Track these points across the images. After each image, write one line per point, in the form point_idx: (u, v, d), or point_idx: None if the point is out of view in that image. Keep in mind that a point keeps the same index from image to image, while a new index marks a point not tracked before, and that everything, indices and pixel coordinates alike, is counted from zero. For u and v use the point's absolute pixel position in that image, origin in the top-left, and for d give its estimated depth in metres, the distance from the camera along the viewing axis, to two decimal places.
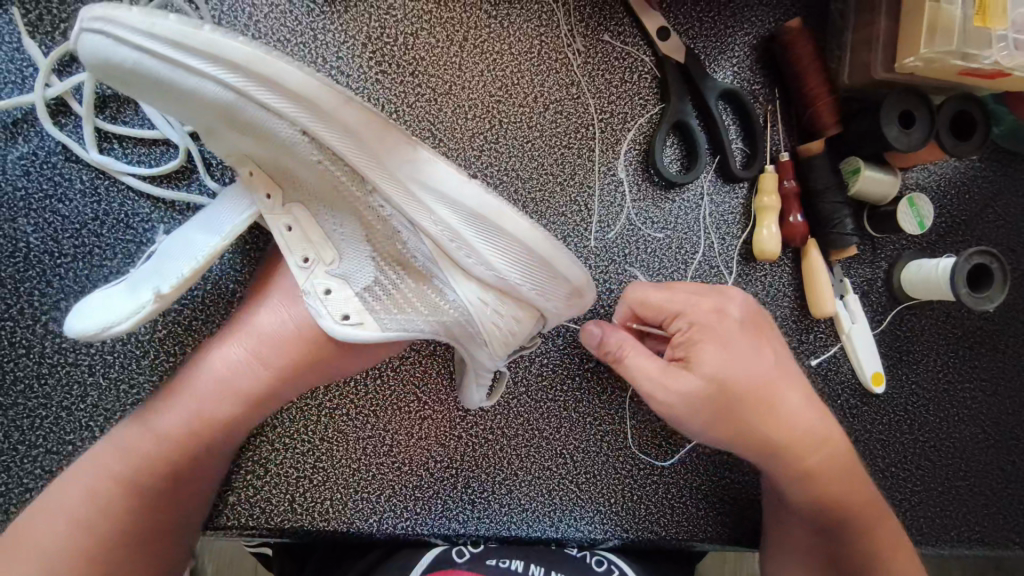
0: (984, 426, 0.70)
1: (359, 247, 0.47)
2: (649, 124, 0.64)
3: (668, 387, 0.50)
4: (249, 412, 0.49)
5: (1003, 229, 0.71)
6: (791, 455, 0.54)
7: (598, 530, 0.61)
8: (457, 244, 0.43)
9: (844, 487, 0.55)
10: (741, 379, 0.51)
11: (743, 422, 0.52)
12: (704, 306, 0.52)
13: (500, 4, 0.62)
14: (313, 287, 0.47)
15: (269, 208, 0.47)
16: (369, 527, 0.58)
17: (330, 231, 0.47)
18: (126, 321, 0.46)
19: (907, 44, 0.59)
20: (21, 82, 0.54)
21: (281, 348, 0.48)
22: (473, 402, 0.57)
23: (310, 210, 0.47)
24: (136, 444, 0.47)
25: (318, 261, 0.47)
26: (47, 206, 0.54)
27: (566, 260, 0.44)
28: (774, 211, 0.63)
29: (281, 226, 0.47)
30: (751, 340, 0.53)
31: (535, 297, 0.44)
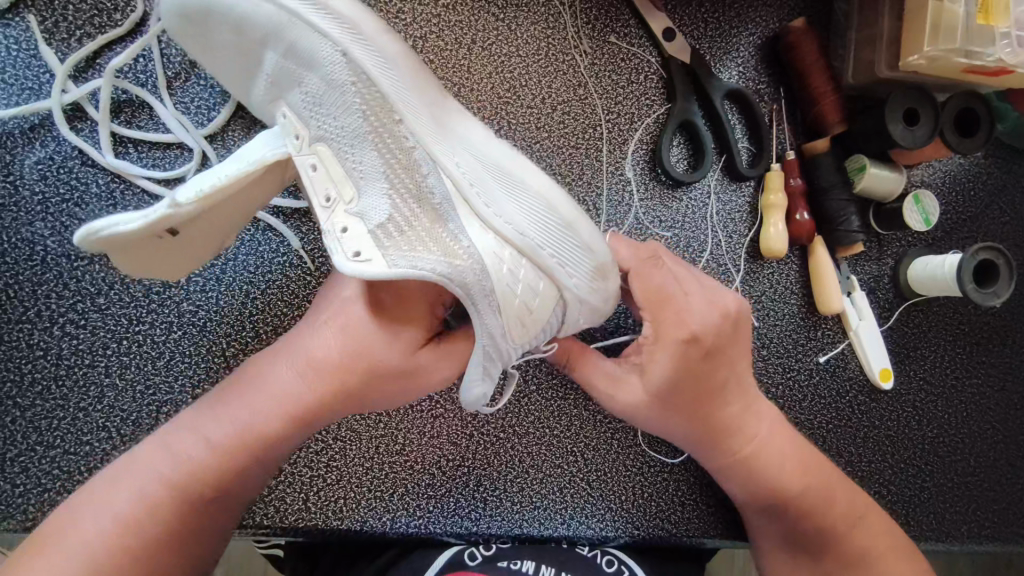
0: (992, 422, 0.70)
1: (377, 180, 0.44)
2: (656, 124, 0.65)
3: (612, 397, 0.53)
4: (298, 432, 0.47)
5: (1009, 226, 0.71)
6: (733, 450, 0.54)
7: (609, 528, 0.61)
8: (484, 189, 0.43)
9: (800, 491, 0.55)
10: (684, 381, 0.51)
11: (689, 417, 0.53)
12: (672, 322, 0.51)
13: (508, 8, 0.62)
14: (333, 227, 0.44)
15: (297, 149, 0.45)
16: (383, 525, 0.58)
17: (350, 168, 0.45)
18: (130, 224, 0.42)
19: (910, 42, 0.59)
20: (38, 88, 0.55)
21: (346, 375, 0.46)
22: (471, 397, 0.48)
23: (334, 147, 0.45)
24: (191, 455, 0.45)
25: (338, 201, 0.45)
26: (63, 210, 0.55)
27: (589, 228, 0.46)
28: (781, 209, 0.64)
29: (307, 164, 0.45)
30: (708, 361, 0.51)
31: (555, 268, 0.45)
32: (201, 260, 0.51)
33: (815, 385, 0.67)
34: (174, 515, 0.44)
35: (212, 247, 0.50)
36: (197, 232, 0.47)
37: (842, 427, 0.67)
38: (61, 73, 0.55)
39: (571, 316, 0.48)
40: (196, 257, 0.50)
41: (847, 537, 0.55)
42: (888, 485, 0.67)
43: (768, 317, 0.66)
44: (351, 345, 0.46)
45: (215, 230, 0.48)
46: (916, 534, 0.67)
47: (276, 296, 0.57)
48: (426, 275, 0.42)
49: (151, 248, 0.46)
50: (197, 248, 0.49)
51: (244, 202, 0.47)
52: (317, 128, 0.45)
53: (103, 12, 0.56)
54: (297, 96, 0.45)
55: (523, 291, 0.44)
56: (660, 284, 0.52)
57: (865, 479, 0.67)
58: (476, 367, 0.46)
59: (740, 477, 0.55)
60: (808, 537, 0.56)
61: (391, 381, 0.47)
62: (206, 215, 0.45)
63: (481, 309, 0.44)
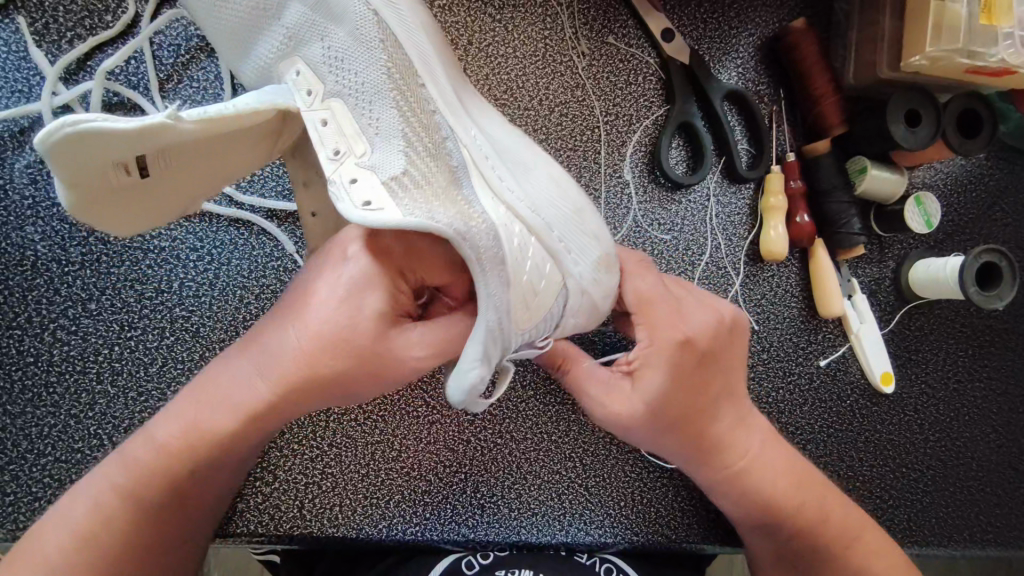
0: (994, 426, 0.69)
1: (393, 137, 0.42)
2: (655, 126, 0.64)
3: (607, 411, 0.51)
4: (255, 429, 0.43)
5: (1012, 228, 0.70)
6: (726, 465, 0.53)
7: (609, 534, 0.61)
8: (495, 158, 0.45)
9: (796, 504, 0.54)
10: (681, 392, 0.50)
11: (682, 432, 0.52)
12: (666, 324, 0.50)
13: (504, 9, 0.62)
14: (340, 177, 0.40)
15: (308, 104, 0.42)
16: (379, 533, 0.57)
17: (365, 124, 0.42)
18: (125, 125, 0.34)
19: (912, 43, 0.59)
20: (28, 91, 0.55)
21: (306, 365, 0.42)
22: (468, 384, 0.40)
23: (349, 104, 0.42)
24: (142, 459, 0.43)
25: (347, 155, 0.41)
26: (54, 215, 0.55)
27: (592, 213, 0.49)
28: (781, 211, 0.63)
29: (314, 119, 0.42)
30: (703, 368, 0.51)
31: (560, 253, 0.44)
32: (139, 213, 0.43)
33: (816, 389, 0.66)
34: (130, 522, 0.43)
35: (166, 199, 0.43)
36: (173, 167, 0.40)
37: (843, 431, 0.66)
38: (52, 75, 0.54)
39: (572, 304, 0.46)
40: (142, 205, 0.43)
41: (846, 549, 0.55)
42: (890, 491, 0.67)
43: (769, 320, 0.65)
44: (310, 334, 0.41)
45: (187, 173, 0.42)
46: (918, 541, 0.67)
47: (270, 301, 0.56)
48: (445, 230, 0.37)
49: (115, 172, 0.38)
50: (152, 193, 0.42)
51: (225, 153, 0.42)
52: (334, 83, 0.43)
53: (93, 14, 0.55)
54: (317, 51, 0.43)
55: (529, 270, 0.42)
56: (650, 288, 0.52)
57: (867, 484, 0.66)
58: (478, 345, 0.39)
59: (736, 492, 0.54)
60: (804, 551, 0.55)
61: (360, 370, 0.42)
62: (191, 148, 0.39)
63: (488, 279, 0.39)
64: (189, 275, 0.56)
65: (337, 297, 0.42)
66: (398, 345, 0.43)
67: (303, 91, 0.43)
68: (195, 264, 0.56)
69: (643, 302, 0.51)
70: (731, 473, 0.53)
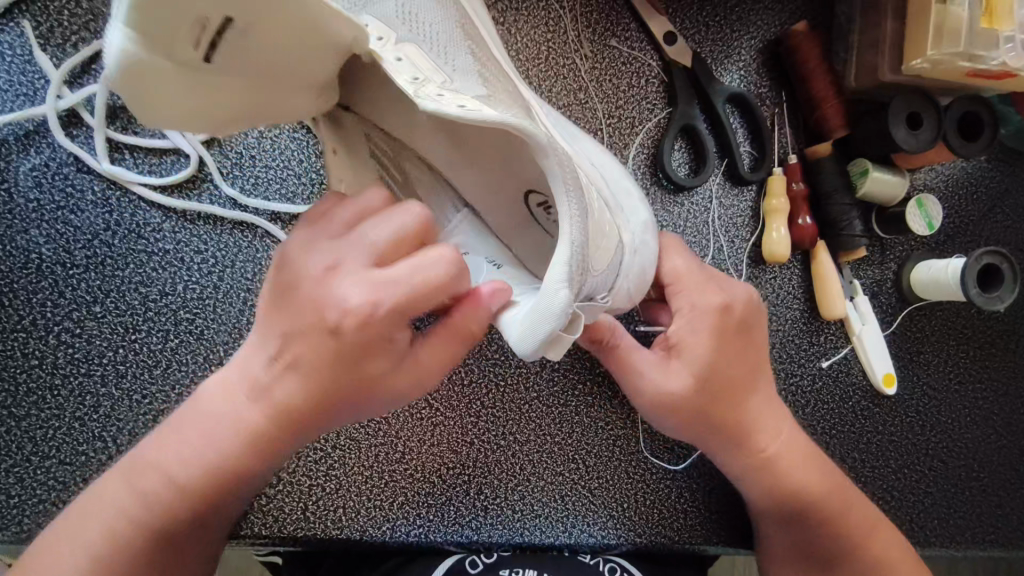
0: (995, 427, 0.70)
1: (473, 79, 0.39)
2: (658, 128, 0.64)
3: (654, 381, 0.51)
4: (260, 462, 0.43)
5: (1012, 229, 0.70)
6: (760, 450, 0.54)
7: (611, 536, 0.61)
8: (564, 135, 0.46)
9: (819, 489, 0.55)
10: (724, 367, 0.51)
11: (723, 412, 0.52)
12: (708, 290, 0.52)
13: (508, 12, 0.62)
14: (427, 94, 0.34)
15: (381, 45, 0.36)
16: (382, 535, 0.57)
17: (442, 61, 0.39)
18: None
19: (915, 46, 0.59)
20: (32, 95, 0.55)
21: (296, 402, 0.40)
22: (546, 332, 0.35)
23: (423, 48, 0.38)
24: (150, 485, 0.43)
25: (428, 81, 0.36)
26: (59, 218, 0.55)
27: (635, 187, 0.52)
28: (783, 214, 0.63)
29: (389, 56, 0.36)
30: (741, 336, 0.52)
31: (616, 213, 0.44)
32: (185, 123, 0.31)
33: (817, 390, 0.66)
34: (145, 537, 0.44)
35: (220, 111, 0.33)
36: (250, 55, 0.31)
37: (844, 433, 0.66)
38: (57, 79, 0.54)
39: (625, 264, 0.44)
40: (193, 109, 0.31)
41: (852, 548, 0.55)
42: (892, 492, 0.67)
43: (771, 322, 0.66)
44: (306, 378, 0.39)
45: (256, 71, 0.33)
46: (920, 542, 0.67)
47: None
48: (535, 136, 0.34)
49: (189, 35, 0.27)
50: (208, 90, 0.31)
51: (302, 61, 0.35)
52: (407, 31, 0.38)
53: (97, 18, 0.55)
54: (388, 7, 0.39)
55: (599, 213, 0.40)
56: (684, 263, 0.53)
57: (869, 485, 0.67)
58: (563, 267, 0.34)
59: (764, 476, 0.54)
60: (818, 545, 0.55)
61: (355, 406, 0.42)
62: (282, 32, 0.31)
63: (572, 202, 0.35)
64: (193, 277, 0.56)
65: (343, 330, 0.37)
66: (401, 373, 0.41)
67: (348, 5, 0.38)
68: (199, 267, 0.56)
69: (683, 274, 0.53)
70: (764, 452, 0.54)
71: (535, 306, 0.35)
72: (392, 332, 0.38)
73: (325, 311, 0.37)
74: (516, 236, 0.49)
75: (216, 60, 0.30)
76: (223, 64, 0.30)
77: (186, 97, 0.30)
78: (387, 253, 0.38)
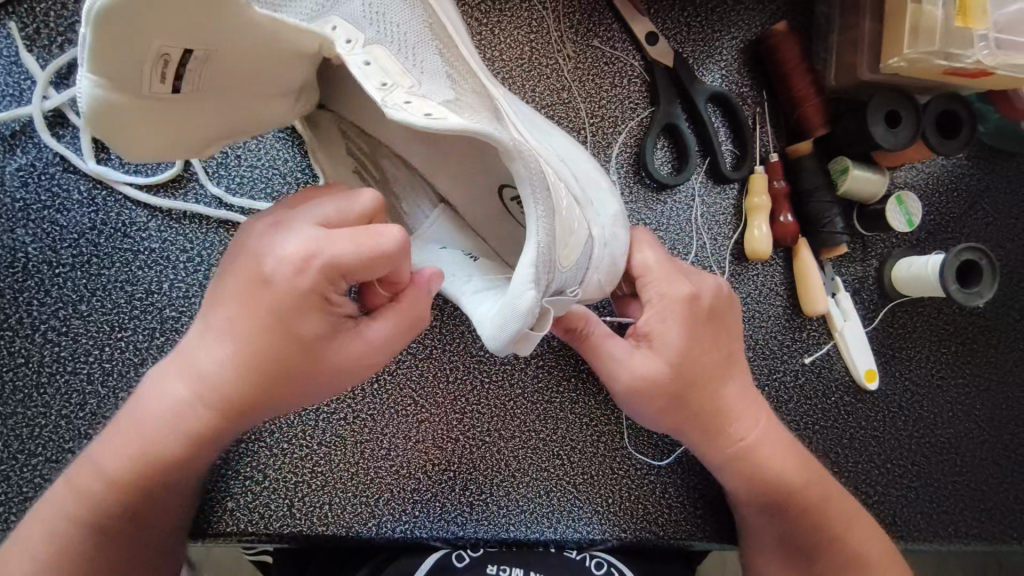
0: (978, 422, 0.70)
1: (439, 79, 0.39)
2: (641, 127, 0.65)
3: (627, 368, 0.51)
4: (196, 452, 0.45)
5: (992, 227, 0.71)
6: (736, 437, 0.55)
7: (596, 531, 0.61)
8: (533, 129, 0.47)
9: (803, 479, 0.56)
10: (697, 355, 0.52)
11: (698, 400, 0.53)
12: (677, 279, 0.53)
13: (491, 13, 0.63)
14: (395, 100, 0.35)
15: (349, 50, 0.37)
16: (368, 531, 0.58)
17: (409, 63, 0.38)
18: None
19: (892, 46, 0.60)
20: (19, 96, 0.55)
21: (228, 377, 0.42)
22: (515, 328, 0.36)
23: (392, 49, 0.38)
24: (80, 482, 0.45)
25: (397, 86, 0.36)
26: (45, 217, 0.56)
27: (604, 178, 0.53)
28: (765, 211, 0.64)
29: (358, 60, 0.36)
30: (710, 324, 0.53)
31: (587, 205, 0.46)
32: (174, 144, 0.38)
33: (801, 386, 0.67)
34: (101, 528, 0.45)
35: (187, 131, 0.38)
36: (218, 74, 0.36)
37: (828, 428, 0.67)
38: (43, 80, 0.55)
39: (595, 257, 0.45)
40: (162, 127, 0.36)
41: (833, 544, 0.56)
42: (876, 486, 0.68)
43: (754, 319, 0.66)
44: (237, 349, 0.41)
45: (221, 91, 0.37)
46: (904, 536, 0.68)
47: None
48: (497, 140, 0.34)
49: (152, 70, 0.33)
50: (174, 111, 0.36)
51: (271, 71, 0.39)
52: (376, 33, 0.39)
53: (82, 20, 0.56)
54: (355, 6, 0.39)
55: (568, 209, 0.41)
56: (657, 255, 0.54)
57: (852, 480, 0.67)
58: (531, 266, 0.36)
59: (745, 465, 0.55)
60: (800, 535, 0.56)
61: (283, 387, 0.42)
62: (245, 56, 0.36)
63: (539, 201, 0.36)
64: (179, 276, 0.57)
65: (275, 293, 0.38)
66: (335, 348, 0.41)
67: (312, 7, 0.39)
68: (184, 266, 0.57)
69: (652, 266, 0.53)
70: (741, 441, 0.55)
71: (503, 303, 0.36)
72: (332, 294, 0.38)
73: (263, 270, 0.38)
74: (489, 224, 0.49)
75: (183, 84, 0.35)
76: (196, 92, 0.36)
77: (171, 122, 0.36)
78: (338, 222, 0.38)
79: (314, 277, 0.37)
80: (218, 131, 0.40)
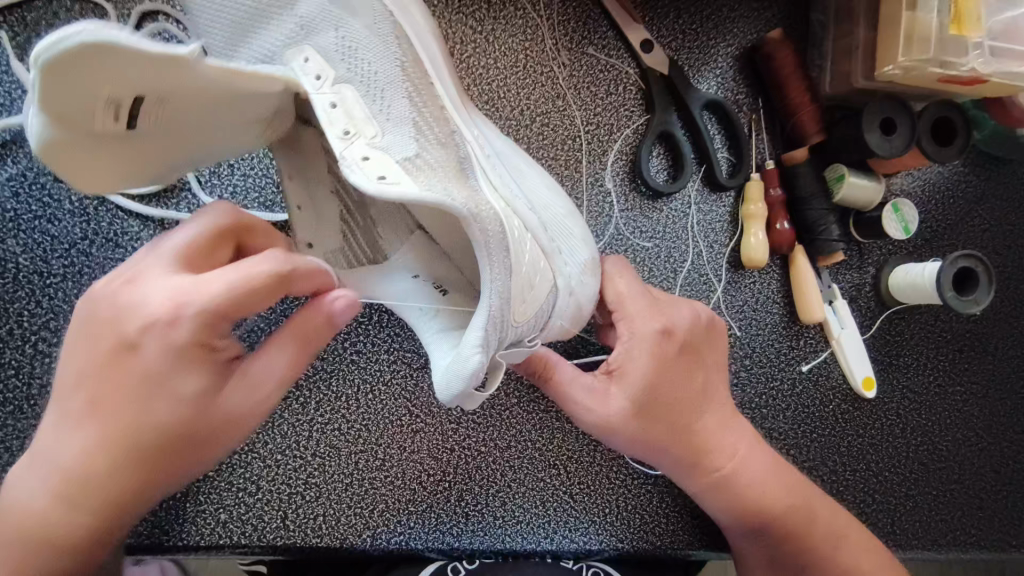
0: (976, 429, 0.70)
1: (403, 125, 0.41)
2: (636, 135, 0.65)
3: (593, 409, 0.51)
4: (107, 527, 0.42)
5: (988, 233, 0.71)
6: (712, 470, 0.54)
7: (594, 541, 0.61)
8: (503, 171, 0.47)
9: (783, 506, 0.55)
10: (669, 392, 0.51)
11: (671, 436, 0.52)
12: (647, 315, 0.52)
13: (486, 20, 0.63)
14: (352, 154, 0.37)
15: (318, 87, 0.40)
16: (364, 543, 0.57)
17: (376, 111, 0.40)
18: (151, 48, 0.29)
19: (887, 53, 0.60)
20: (10, 105, 0.55)
21: (100, 460, 0.39)
22: (464, 381, 0.37)
23: (361, 91, 0.41)
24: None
25: (358, 136, 0.38)
26: (36, 227, 0.55)
27: (579, 225, 0.52)
28: (762, 219, 0.64)
29: (325, 101, 0.39)
30: (685, 359, 0.52)
31: (555, 253, 0.45)
32: (120, 178, 0.37)
33: (798, 394, 0.67)
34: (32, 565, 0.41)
35: (148, 167, 0.38)
36: (170, 116, 0.35)
37: (825, 436, 0.67)
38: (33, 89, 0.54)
39: (560, 304, 0.45)
40: (123, 165, 0.36)
41: (831, 555, 0.56)
42: (874, 494, 0.67)
43: (750, 326, 0.66)
44: (109, 433, 0.39)
45: (176, 132, 0.37)
46: (903, 545, 0.67)
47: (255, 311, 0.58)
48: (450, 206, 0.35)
49: (107, 113, 0.32)
50: (132, 150, 0.35)
51: (227, 116, 0.38)
52: (346, 70, 0.41)
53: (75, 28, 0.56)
54: (329, 40, 0.42)
55: (529, 263, 0.41)
56: (630, 287, 0.53)
57: (850, 488, 0.67)
58: (479, 330, 0.36)
59: (721, 495, 0.55)
60: (796, 546, 0.56)
61: (193, 450, 0.41)
62: (198, 100, 0.35)
63: (494, 264, 0.36)
64: None
65: (155, 356, 0.38)
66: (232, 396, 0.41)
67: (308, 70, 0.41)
68: None
69: (625, 299, 0.53)
70: (718, 473, 0.54)
71: (453, 360, 0.37)
72: (212, 337, 0.38)
73: (133, 334, 0.37)
74: (461, 255, 0.47)
75: (140, 126, 0.34)
76: (151, 134, 0.35)
77: (119, 158, 0.35)
78: (194, 254, 0.39)
79: (201, 324, 0.37)
80: (170, 165, 0.40)
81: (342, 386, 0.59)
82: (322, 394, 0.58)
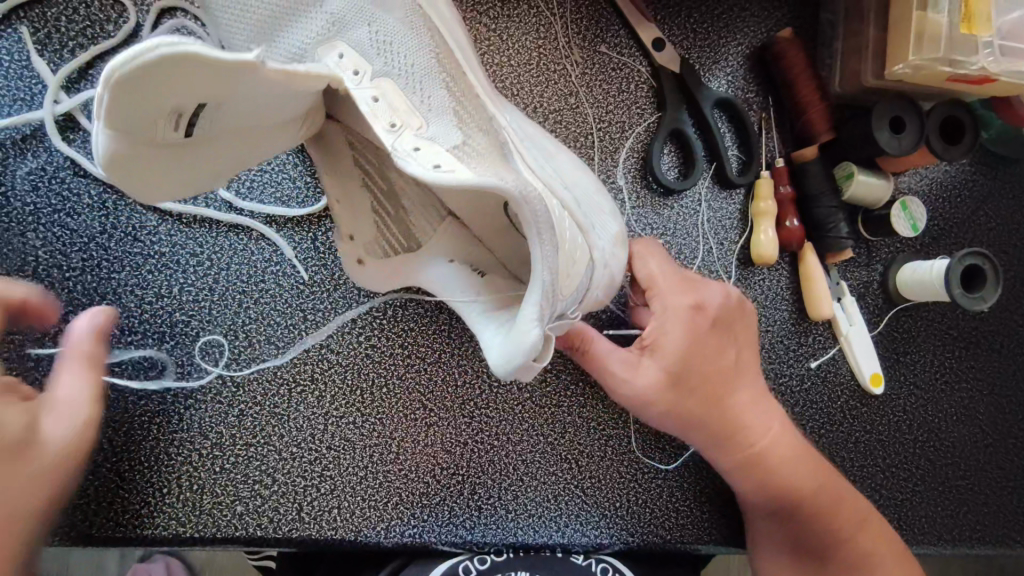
0: (982, 426, 0.71)
1: (443, 116, 0.42)
2: (647, 133, 0.66)
3: (628, 380, 0.52)
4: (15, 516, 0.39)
5: (995, 231, 0.72)
6: (744, 449, 0.55)
7: (604, 535, 0.61)
8: (537, 152, 0.48)
9: (811, 488, 0.56)
10: (701, 367, 0.53)
11: (704, 411, 0.54)
12: (680, 291, 0.54)
13: (499, 18, 0.63)
14: (403, 145, 0.38)
15: (358, 80, 0.41)
16: (376, 535, 0.58)
17: (416, 101, 0.41)
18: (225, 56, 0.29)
19: (897, 52, 0.61)
20: (30, 100, 0.56)
21: None
22: (530, 345, 0.38)
23: (399, 83, 0.42)
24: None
25: (404, 127, 0.40)
26: (55, 221, 0.56)
27: (606, 201, 0.53)
28: (771, 216, 0.64)
29: (366, 95, 0.40)
30: (716, 336, 0.54)
31: (590, 229, 0.46)
32: (183, 180, 0.38)
33: (807, 391, 0.67)
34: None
35: (206, 168, 0.39)
36: (225, 121, 0.35)
37: (833, 433, 0.67)
38: (54, 84, 0.55)
39: (596, 278, 0.46)
40: (177, 170, 0.36)
41: (846, 543, 0.56)
42: (881, 490, 0.68)
43: (760, 323, 0.67)
44: None
45: (229, 132, 0.37)
46: (910, 539, 0.68)
47: (270, 306, 0.58)
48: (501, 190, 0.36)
49: (168, 121, 0.32)
50: (182, 156, 0.36)
51: (278, 111, 0.38)
52: (383, 64, 0.42)
53: (94, 24, 0.56)
54: (363, 33, 0.43)
55: (571, 240, 0.42)
56: (661, 267, 0.55)
57: (857, 484, 0.67)
58: (537, 304, 0.37)
59: (751, 473, 0.56)
60: (812, 534, 0.57)
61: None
62: (251, 104, 0.35)
63: (546, 243, 0.37)
64: (189, 280, 0.57)
65: None
66: (48, 422, 0.41)
67: (349, 71, 0.42)
68: (194, 270, 0.57)
69: (657, 277, 0.54)
70: (751, 449, 0.55)
71: (512, 337, 0.39)
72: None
73: None
74: (495, 237, 0.48)
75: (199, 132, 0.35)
76: (207, 137, 0.36)
77: (181, 164, 0.36)
78: None
79: None
80: (228, 164, 0.40)
81: (356, 380, 0.59)
82: (337, 388, 0.59)
